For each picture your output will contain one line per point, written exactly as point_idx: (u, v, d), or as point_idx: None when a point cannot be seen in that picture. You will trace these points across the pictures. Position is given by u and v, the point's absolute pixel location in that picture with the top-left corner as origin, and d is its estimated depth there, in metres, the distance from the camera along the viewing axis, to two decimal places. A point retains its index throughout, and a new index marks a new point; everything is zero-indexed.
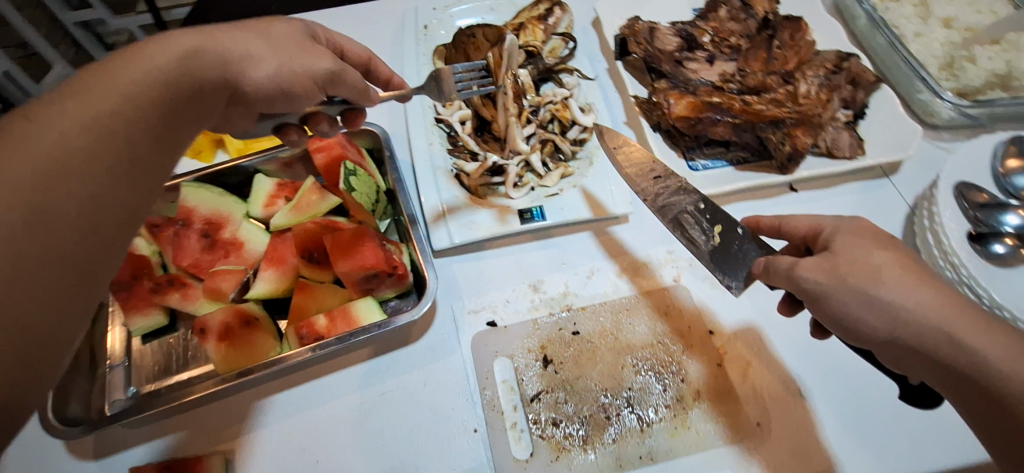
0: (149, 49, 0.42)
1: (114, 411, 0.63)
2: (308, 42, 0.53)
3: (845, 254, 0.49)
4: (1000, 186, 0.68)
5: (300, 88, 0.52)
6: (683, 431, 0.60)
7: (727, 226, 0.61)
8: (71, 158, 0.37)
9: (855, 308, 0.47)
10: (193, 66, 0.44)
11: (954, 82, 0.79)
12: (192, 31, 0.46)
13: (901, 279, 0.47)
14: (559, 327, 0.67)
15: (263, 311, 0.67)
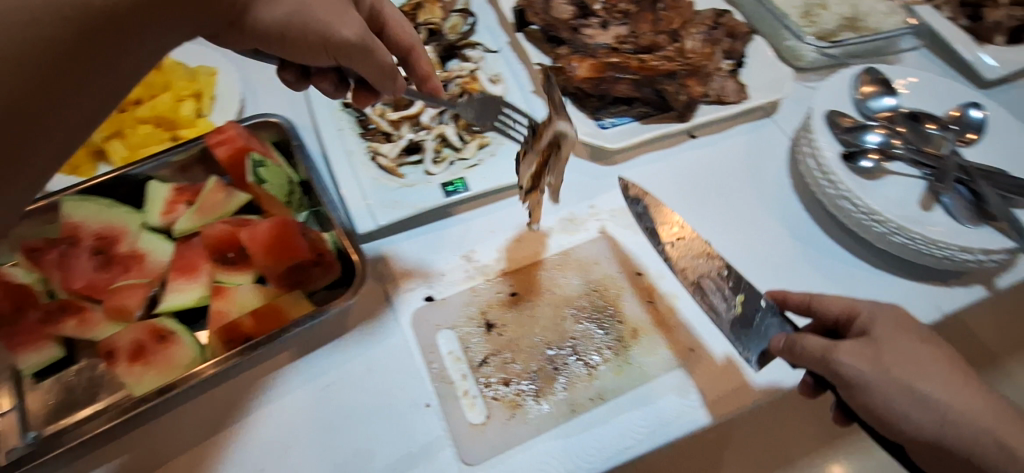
0: None
1: (10, 459, 0.52)
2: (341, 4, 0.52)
3: (885, 342, 0.52)
4: (859, 110, 0.78)
5: (304, 38, 0.50)
6: (627, 367, 0.63)
7: (749, 297, 0.61)
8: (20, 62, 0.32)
9: (903, 403, 0.50)
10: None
11: (813, 27, 0.89)
12: None
13: (941, 376, 0.52)
14: (497, 291, 0.68)
15: (179, 325, 0.62)
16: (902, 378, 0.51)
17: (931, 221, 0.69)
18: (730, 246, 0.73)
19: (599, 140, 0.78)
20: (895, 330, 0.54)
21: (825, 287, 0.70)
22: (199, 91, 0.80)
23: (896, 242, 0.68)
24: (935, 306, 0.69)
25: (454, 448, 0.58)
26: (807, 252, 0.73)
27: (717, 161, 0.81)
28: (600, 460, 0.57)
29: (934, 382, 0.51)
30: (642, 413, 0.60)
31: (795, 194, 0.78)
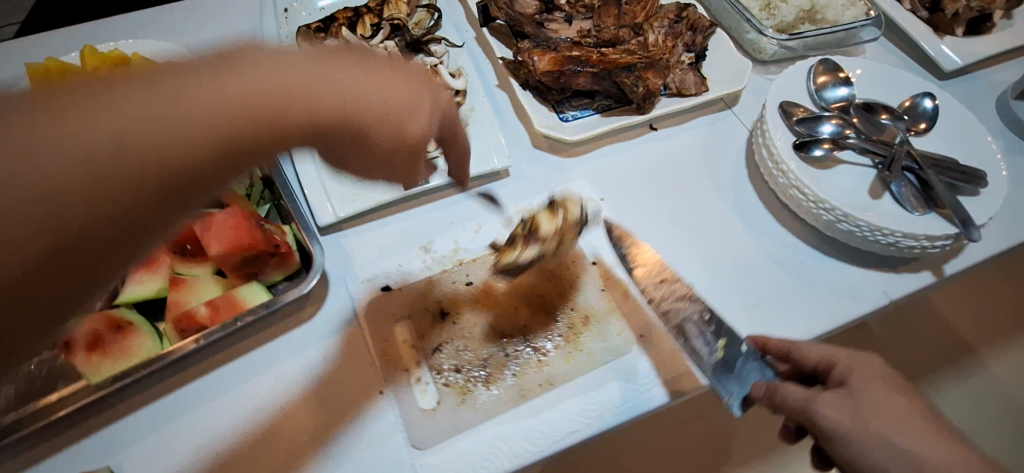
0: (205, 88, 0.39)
1: None
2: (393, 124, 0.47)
3: (866, 394, 0.52)
4: (815, 101, 0.79)
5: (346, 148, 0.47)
6: (577, 354, 0.64)
7: (731, 342, 0.62)
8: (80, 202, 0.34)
9: (880, 458, 0.49)
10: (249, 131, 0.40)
11: (772, 20, 0.91)
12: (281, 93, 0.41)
13: (920, 431, 0.50)
14: (452, 280, 0.70)
15: (138, 316, 0.63)
16: (886, 434, 0.50)
17: (880, 208, 0.70)
18: (683, 235, 0.75)
19: (558, 132, 0.80)
20: (883, 383, 0.53)
21: (777, 275, 0.72)
22: None
23: (842, 229, 0.69)
24: (883, 291, 0.70)
25: (404, 434, 0.60)
26: (759, 240, 0.75)
27: (675, 153, 0.83)
28: (548, 445, 0.59)
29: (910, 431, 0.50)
30: (589, 398, 0.62)
31: (749, 185, 0.79)
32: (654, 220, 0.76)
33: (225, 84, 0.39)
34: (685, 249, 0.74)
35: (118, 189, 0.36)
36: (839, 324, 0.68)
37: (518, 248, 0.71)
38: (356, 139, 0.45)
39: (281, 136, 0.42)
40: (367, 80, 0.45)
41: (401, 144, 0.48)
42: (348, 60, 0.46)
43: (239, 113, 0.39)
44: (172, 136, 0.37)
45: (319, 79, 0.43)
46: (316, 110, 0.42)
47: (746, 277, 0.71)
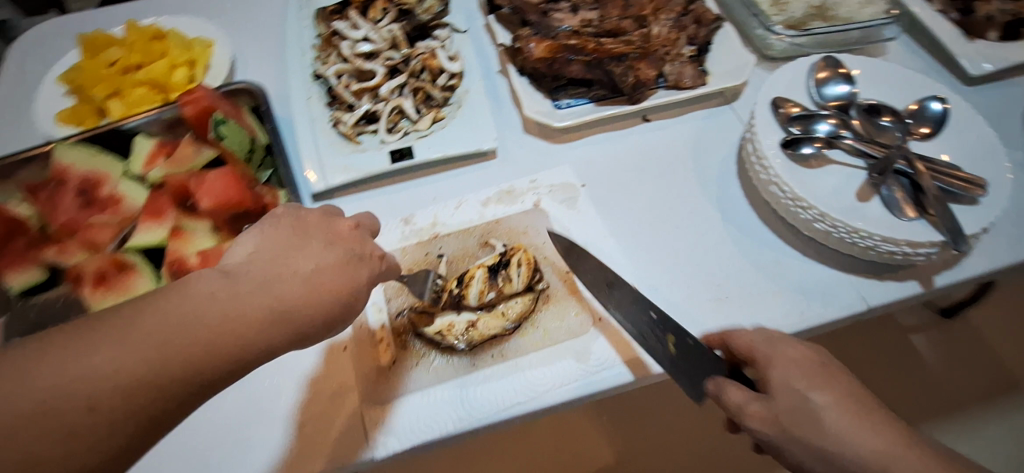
0: (176, 301, 0.42)
1: None
2: (326, 277, 0.48)
3: (782, 396, 0.51)
4: (813, 98, 0.77)
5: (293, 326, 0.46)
6: (531, 330, 0.66)
7: (679, 336, 0.57)
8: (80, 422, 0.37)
9: (801, 457, 0.49)
10: (214, 341, 0.42)
11: (782, 16, 0.88)
12: (217, 304, 0.43)
13: (845, 423, 0.48)
14: (426, 252, 0.73)
15: (142, 260, 0.70)
16: (826, 438, 0.48)
17: (865, 212, 0.67)
18: (658, 226, 0.75)
19: (548, 119, 0.81)
20: (815, 376, 0.51)
21: (751, 272, 0.70)
22: (192, 60, 0.89)
23: (819, 229, 0.68)
24: (861, 297, 0.68)
25: (359, 388, 0.63)
26: (735, 236, 0.73)
27: (665, 145, 0.82)
28: (491, 414, 0.61)
29: (846, 429, 0.48)
30: (537, 374, 0.63)
31: (736, 181, 0.78)
32: (631, 210, 0.76)
33: (199, 308, 0.42)
34: (658, 241, 0.73)
35: (122, 423, 0.39)
36: (809, 326, 0.66)
37: (484, 313, 0.67)
38: (319, 332, 0.48)
39: (258, 326, 0.44)
40: (308, 264, 0.48)
41: (331, 305, 0.48)
42: (284, 246, 0.48)
43: (215, 337, 0.42)
44: (168, 365, 0.40)
45: (268, 278, 0.46)
46: (261, 324, 0.44)
47: (715, 271, 0.70)
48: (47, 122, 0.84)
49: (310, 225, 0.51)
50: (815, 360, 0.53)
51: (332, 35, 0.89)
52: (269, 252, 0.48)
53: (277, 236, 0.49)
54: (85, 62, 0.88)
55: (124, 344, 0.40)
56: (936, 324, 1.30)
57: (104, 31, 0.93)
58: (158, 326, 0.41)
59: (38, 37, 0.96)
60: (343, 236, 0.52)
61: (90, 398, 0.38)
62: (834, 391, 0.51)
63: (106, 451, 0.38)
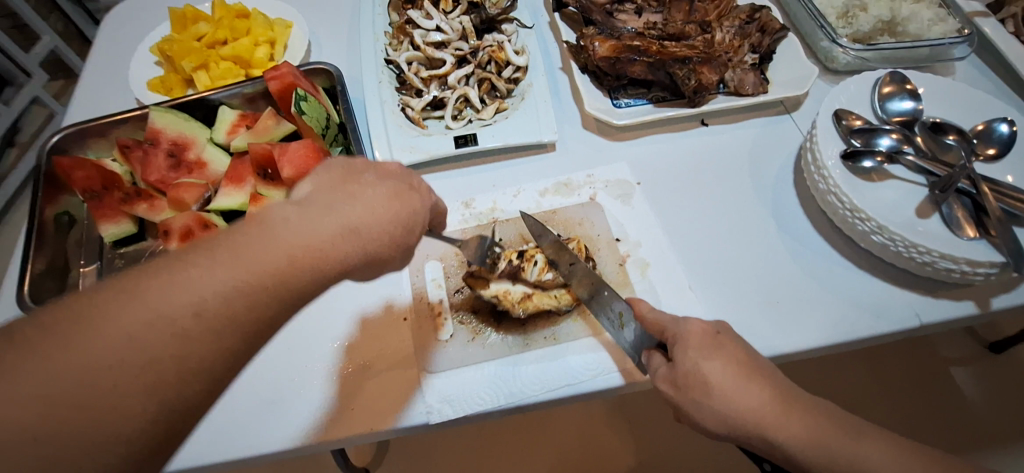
0: (257, 228, 0.45)
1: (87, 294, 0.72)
2: (382, 200, 0.50)
3: (681, 365, 0.55)
4: (877, 114, 0.77)
5: (369, 238, 0.49)
6: (583, 317, 0.69)
7: (627, 322, 0.63)
8: (187, 329, 0.40)
9: (700, 417, 0.54)
10: (300, 259, 0.45)
11: (849, 29, 0.87)
12: (294, 226, 0.46)
13: (738, 390, 0.52)
14: (484, 235, 0.77)
15: (223, 221, 0.76)
16: (714, 401, 0.53)
17: (923, 229, 0.68)
18: (710, 228, 0.76)
19: (608, 116, 0.84)
20: (704, 343, 0.55)
21: (802, 281, 0.72)
22: (273, 39, 0.94)
23: (876, 242, 0.69)
24: (914, 314, 0.68)
25: (418, 358, 0.67)
26: (788, 243, 0.75)
27: (722, 150, 0.84)
28: (541, 392, 0.64)
29: (731, 390, 0.52)
30: (588, 359, 0.66)
31: (793, 190, 0.79)
32: (687, 210, 0.78)
33: (274, 235, 0.45)
34: (711, 243, 0.75)
35: (227, 329, 0.42)
36: (859, 336, 0.67)
37: (538, 292, 0.70)
38: (389, 254, 0.51)
39: (335, 245, 0.47)
40: (368, 194, 0.50)
41: (391, 224, 0.50)
42: (337, 184, 0.51)
43: (301, 256, 0.45)
44: (261, 280, 0.43)
45: (333, 206, 0.48)
46: (340, 244, 0.47)
47: (767, 277, 0.72)
48: (139, 87, 0.91)
49: (355, 166, 0.54)
50: (706, 330, 0.56)
51: (405, 23, 0.93)
52: (330, 184, 0.51)
53: (325, 178, 0.52)
54: (174, 34, 0.94)
55: (213, 266, 0.43)
56: (981, 357, 1.23)
57: (193, 7, 0.98)
58: (241, 248, 0.44)
59: (132, 10, 1.04)
60: (389, 172, 0.54)
61: (195, 305, 0.41)
62: (720, 358, 0.54)
63: (213, 354, 0.41)
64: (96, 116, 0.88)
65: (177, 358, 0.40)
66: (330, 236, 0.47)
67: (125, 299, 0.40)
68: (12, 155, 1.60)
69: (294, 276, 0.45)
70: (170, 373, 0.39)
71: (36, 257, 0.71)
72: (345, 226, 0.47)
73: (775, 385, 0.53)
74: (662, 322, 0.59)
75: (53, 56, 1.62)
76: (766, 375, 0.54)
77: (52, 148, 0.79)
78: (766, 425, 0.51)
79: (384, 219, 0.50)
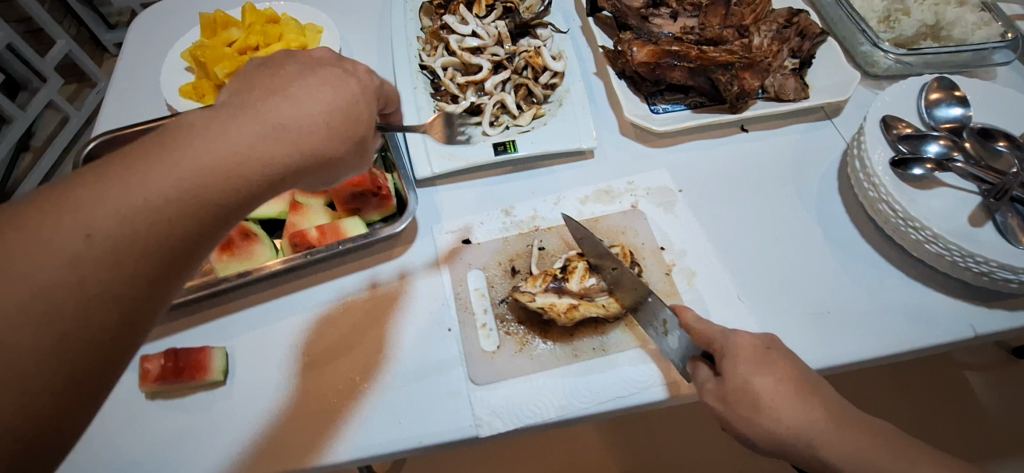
0: (168, 151, 0.44)
1: None
2: (309, 93, 0.49)
3: (731, 381, 0.53)
4: (924, 120, 0.76)
5: (301, 140, 0.48)
6: (632, 327, 0.68)
7: (671, 325, 0.62)
8: (93, 253, 0.40)
9: (748, 433, 0.53)
10: (220, 168, 0.44)
11: (890, 33, 0.87)
12: (207, 139, 0.45)
13: (791, 407, 0.51)
14: (526, 244, 0.76)
15: (262, 230, 0.75)
16: (762, 416, 0.52)
17: (979, 238, 0.67)
18: (756, 236, 0.75)
19: (646, 122, 0.82)
20: (756, 356, 0.54)
21: (852, 290, 0.71)
22: (305, 44, 0.93)
23: (931, 251, 0.67)
24: (968, 325, 0.67)
25: (465, 369, 0.66)
26: (836, 252, 0.74)
27: (764, 156, 0.83)
28: (591, 405, 0.63)
29: (782, 406, 0.51)
30: (637, 370, 0.65)
31: (837, 198, 0.78)
32: (732, 218, 0.77)
33: (218, 132, 0.45)
34: (759, 252, 0.74)
35: (153, 250, 0.42)
36: (913, 347, 0.66)
37: (584, 301, 0.68)
38: (333, 152, 0.50)
39: (269, 149, 0.46)
40: (308, 84, 0.50)
41: (323, 121, 0.49)
42: (273, 78, 0.51)
43: (219, 166, 0.44)
44: (186, 197, 0.43)
45: (274, 99, 0.48)
46: (267, 150, 0.46)
47: (817, 287, 0.71)
48: (171, 93, 0.90)
49: (288, 63, 0.53)
50: (756, 344, 0.55)
51: (439, 28, 0.92)
52: (251, 94, 0.49)
53: (258, 75, 0.52)
54: (205, 40, 0.93)
55: (158, 164, 0.43)
56: (1004, 365, 1.20)
57: (223, 12, 0.97)
58: (181, 149, 0.44)
59: (160, 15, 1.03)
60: (321, 62, 0.54)
61: (92, 230, 0.40)
62: (770, 373, 0.53)
63: (134, 272, 0.41)
64: (129, 124, 0.87)
65: (83, 277, 0.39)
66: (252, 140, 0.46)
67: (52, 215, 0.39)
68: (27, 159, 1.59)
69: (223, 188, 0.45)
70: (93, 290, 0.39)
71: None
72: (270, 129, 0.47)
73: (829, 404, 0.52)
74: (710, 331, 0.57)
75: (69, 61, 1.60)
76: (821, 394, 0.53)
77: (87, 156, 0.78)
78: (817, 443, 0.50)
79: (310, 113, 0.48)
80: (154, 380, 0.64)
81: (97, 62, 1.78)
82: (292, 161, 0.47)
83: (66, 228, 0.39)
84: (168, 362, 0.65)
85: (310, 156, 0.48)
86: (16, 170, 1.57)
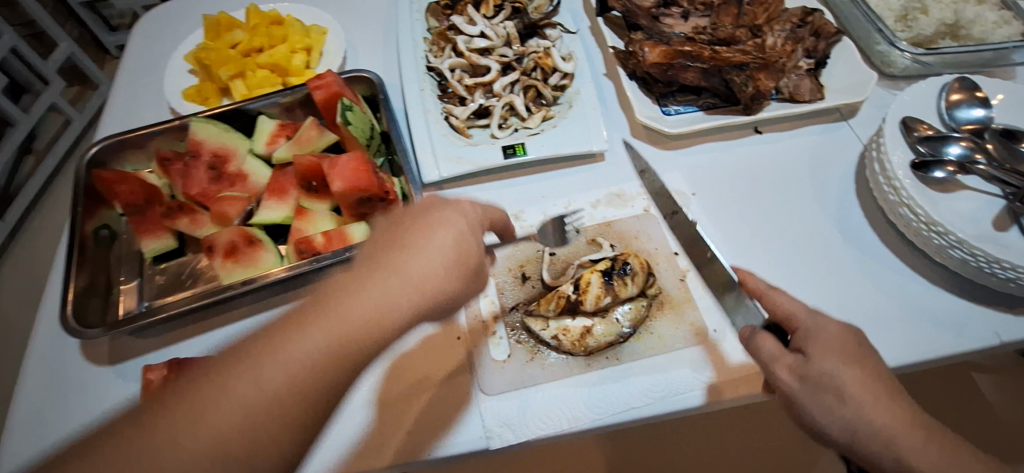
0: (318, 310, 0.44)
1: (137, 311, 0.70)
2: (438, 237, 0.49)
3: (818, 366, 0.52)
4: (944, 121, 0.74)
5: (434, 288, 0.47)
6: (646, 335, 0.66)
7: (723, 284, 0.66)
8: (261, 425, 0.41)
9: (822, 420, 0.52)
10: (367, 326, 0.44)
11: (908, 32, 0.85)
12: (352, 294, 0.45)
13: (876, 401, 0.50)
14: (537, 249, 0.74)
15: (266, 236, 0.73)
16: (847, 409, 0.50)
17: (1004, 242, 0.65)
18: (774, 241, 0.74)
19: (658, 124, 0.80)
20: (851, 353, 0.52)
21: (872, 296, 0.69)
22: (310, 46, 0.92)
23: (955, 256, 0.65)
24: (994, 332, 0.65)
25: (475, 378, 0.65)
26: (856, 256, 0.72)
27: (778, 158, 0.81)
28: (605, 416, 0.61)
29: (869, 402, 0.50)
30: (653, 380, 0.63)
31: (855, 201, 0.76)
32: (748, 222, 0.75)
33: (349, 297, 0.45)
34: (776, 257, 0.72)
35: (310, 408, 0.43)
36: (937, 355, 0.64)
37: (601, 319, 0.66)
38: (459, 291, 0.50)
39: (406, 299, 0.46)
40: (427, 236, 0.48)
41: (452, 263, 0.48)
42: (392, 232, 0.50)
43: (367, 326, 0.44)
44: (337, 358, 0.44)
45: (395, 257, 0.47)
46: (404, 302, 0.46)
47: (836, 293, 0.69)
48: (175, 96, 0.88)
49: (404, 210, 0.53)
50: (848, 337, 0.54)
51: (446, 29, 0.91)
52: (384, 237, 0.49)
53: (381, 230, 0.52)
54: (209, 42, 0.92)
55: (302, 333, 0.44)
56: (1017, 367, 1.11)
57: (227, 14, 0.96)
58: (320, 318, 0.44)
59: (163, 17, 1.01)
60: (429, 203, 0.52)
61: (256, 400, 0.41)
62: (862, 368, 0.52)
63: (297, 433, 0.43)
64: (133, 128, 0.86)
65: (252, 444, 0.41)
66: (390, 293, 0.46)
67: (221, 390, 0.41)
68: (28, 163, 1.57)
69: (366, 340, 0.45)
70: (264, 457, 0.41)
71: (77, 273, 0.68)
72: (407, 281, 0.46)
73: (910, 408, 0.51)
74: (790, 309, 0.56)
75: (71, 63, 1.59)
76: (903, 396, 0.52)
77: (91, 161, 0.77)
78: (896, 441, 0.49)
79: (442, 260, 0.48)
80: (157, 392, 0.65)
81: (98, 65, 1.76)
82: (417, 312, 0.47)
83: (233, 404, 0.41)
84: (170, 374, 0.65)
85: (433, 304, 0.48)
86: (18, 174, 1.55)
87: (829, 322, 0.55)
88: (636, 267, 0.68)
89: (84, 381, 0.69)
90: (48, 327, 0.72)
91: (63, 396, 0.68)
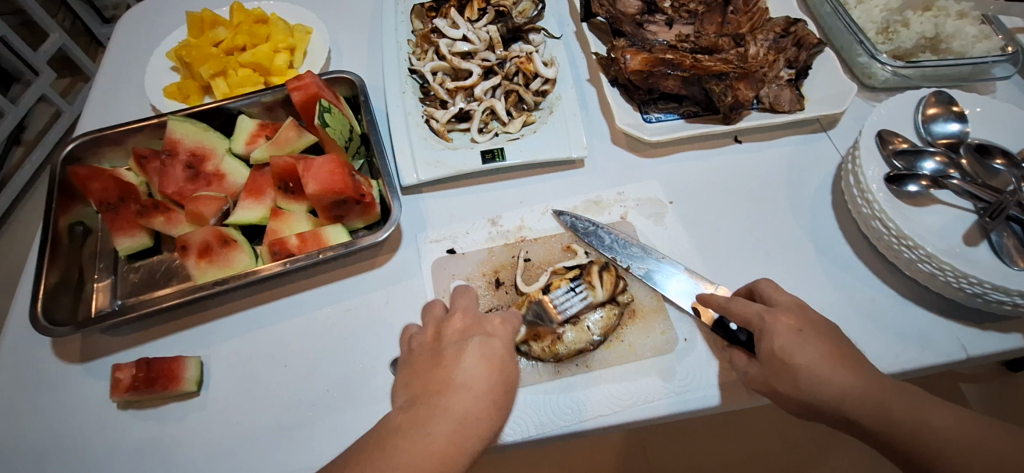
0: (387, 453, 0.49)
1: (110, 309, 0.70)
2: (471, 369, 0.54)
3: (767, 355, 0.57)
4: (921, 135, 0.75)
5: (478, 425, 0.52)
6: (616, 343, 0.67)
7: (675, 272, 0.70)
8: None
9: (788, 399, 0.56)
10: (430, 470, 0.48)
11: (888, 45, 0.86)
12: (409, 438, 0.50)
13: (827, 374, 0.54)
14: (512, 254, 0.74)
15: (241, 236, 0.73)
16: (801, 389, 0.55)
17: (973, 257, 0.65)
18: (749, 251, 0.74)
19: (638, 132, 0.80)
20: (790, 336, 0.57)
21: (844, 308, 0.69)
22: (293, 45, 0.91)
23: (924, 270, 0.66)
24: (961, 346, 0.66)
25: None
26: (829, 268, 0.72)
27: (758, 168, 0.82)
28: (574, 422, 0.62)
29: (818, 376, 0.54)
30: (621, 388, 0.63)
31: (831, 211, 0.77)
32: (723, 233, 0.76)
33: (413, 438, 0.50)
34: (749, 266, 0.73)
35: None
36: (903, 368, 0.64)
37: (571, 326, 0.66)
38: (498, 420, 0.54)
39: (456, 437, 0.50)
40: (467, 365, 0.54)
41: (486, 395, 0.53)
42: (436, 361, 0.55)
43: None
44: None
45: (442, 391, 0.52)
46: (458, 443, 0.50)
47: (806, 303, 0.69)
48: (155, 94, 0.88)
49: (442, 334, 0.58)
50: (792, 323, 0.57)
51: (429, 31, 0.91)
52: (422, 368, 0.55)
53: (424, 354, 0.57)
54: (191, 39, 0.91)
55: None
56: (998, 376, 1.12)
57: (211, 11, 0.95)
58: (392, 455, 0.49)
59: (149, 13, 1.01)
60: (466, 328, 0.58)
61: None
62: (813, 348, 0.56)
63: None
64: (112, 124, 0.86)
65: None
66: (441, 437, 0.50)
67: None
68: (18, 153, 1.56)
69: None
70: None
71: (49, 270, 0.68)
72: (454, 422, 0.51)
73: (862, 374, 0.55)
74: (749, 313, 0.60)
75: (62, 55, 1.57)
76: (855, 363, 0.55)
77: (67, 157, 0.77)
78: (847, 407, 0.53)
79: (477, 394, 0.52)
80: (125, 390, 0.65)
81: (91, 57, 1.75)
82: (476, 441, 0.51)
83: None
84: (140, 372, 0.65)
85: (488, 429, 0.52)
86: (7, 164, 1.54)
87: (775, 318, 0.58)
88: (602, 271, 0.69)
89: (55, 379, 0.69)
90: (20, 324, 0.72)
91: (33, 393, 0.68)
